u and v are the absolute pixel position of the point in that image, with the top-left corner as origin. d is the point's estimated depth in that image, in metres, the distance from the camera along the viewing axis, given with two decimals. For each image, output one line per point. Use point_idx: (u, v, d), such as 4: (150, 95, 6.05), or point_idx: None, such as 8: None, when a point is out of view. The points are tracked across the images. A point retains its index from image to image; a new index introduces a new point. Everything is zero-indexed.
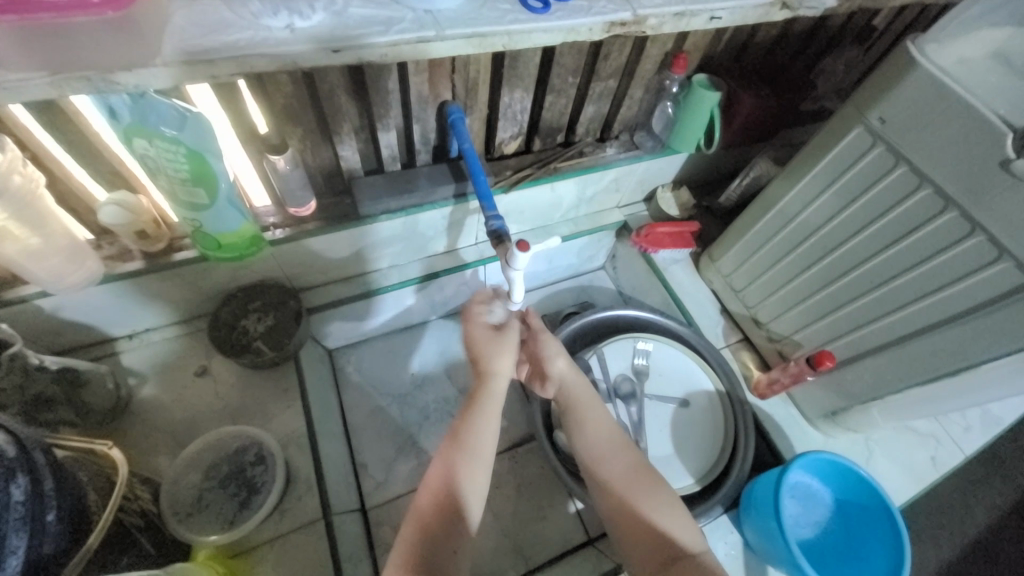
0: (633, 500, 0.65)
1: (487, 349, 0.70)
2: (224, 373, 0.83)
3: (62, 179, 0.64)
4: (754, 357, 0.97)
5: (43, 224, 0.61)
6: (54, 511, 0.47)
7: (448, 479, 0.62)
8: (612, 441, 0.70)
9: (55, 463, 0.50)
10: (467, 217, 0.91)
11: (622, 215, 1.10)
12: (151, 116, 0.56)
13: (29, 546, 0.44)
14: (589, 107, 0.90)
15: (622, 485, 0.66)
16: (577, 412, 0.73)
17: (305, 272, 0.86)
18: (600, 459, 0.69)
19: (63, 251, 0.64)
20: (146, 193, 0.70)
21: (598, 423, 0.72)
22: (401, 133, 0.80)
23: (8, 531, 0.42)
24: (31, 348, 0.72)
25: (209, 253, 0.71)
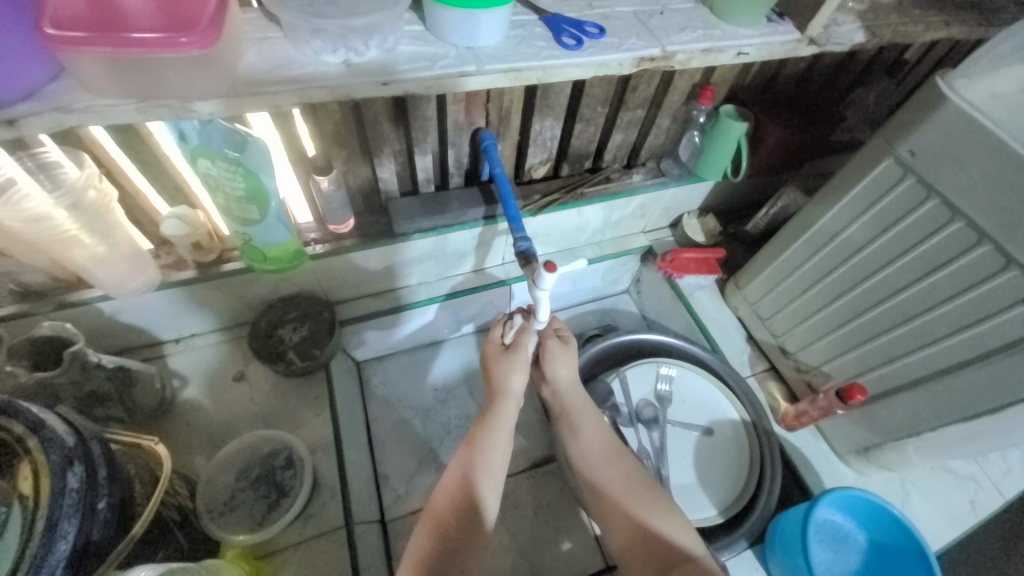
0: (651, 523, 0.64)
1: (499, 366, 0.72)
2: (259, 378, 0.87)
3: (131, 194, 0.70)
4: (782, 387, 0.95)
5: (112, 235, 0.67)
6: (105, 500, 0.50)
7: (466, 489, 0.63)
8: (628, 461, 0.71)
9: (108, 454, 0.54)
10: (495, 238, 0.94)
11: (647, 240, 1.11)
12: (215, 140, 0.62)
13: (79, 531, 0.47)
14: (616, 136, 0.93)
15: (641, 507, 0.65)
16: (590, 428, 0.73)
17: (340, 286, 0.90)
18: (615, 482, 0.69)
19: (126, 259, 0.70)
20: (202, 209, 0.76)
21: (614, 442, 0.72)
22: (437, 157, 0.84)
23: (61, 518, 0.46)
24: (90, 347, 0.78)
25: (255, 265, 0.76)
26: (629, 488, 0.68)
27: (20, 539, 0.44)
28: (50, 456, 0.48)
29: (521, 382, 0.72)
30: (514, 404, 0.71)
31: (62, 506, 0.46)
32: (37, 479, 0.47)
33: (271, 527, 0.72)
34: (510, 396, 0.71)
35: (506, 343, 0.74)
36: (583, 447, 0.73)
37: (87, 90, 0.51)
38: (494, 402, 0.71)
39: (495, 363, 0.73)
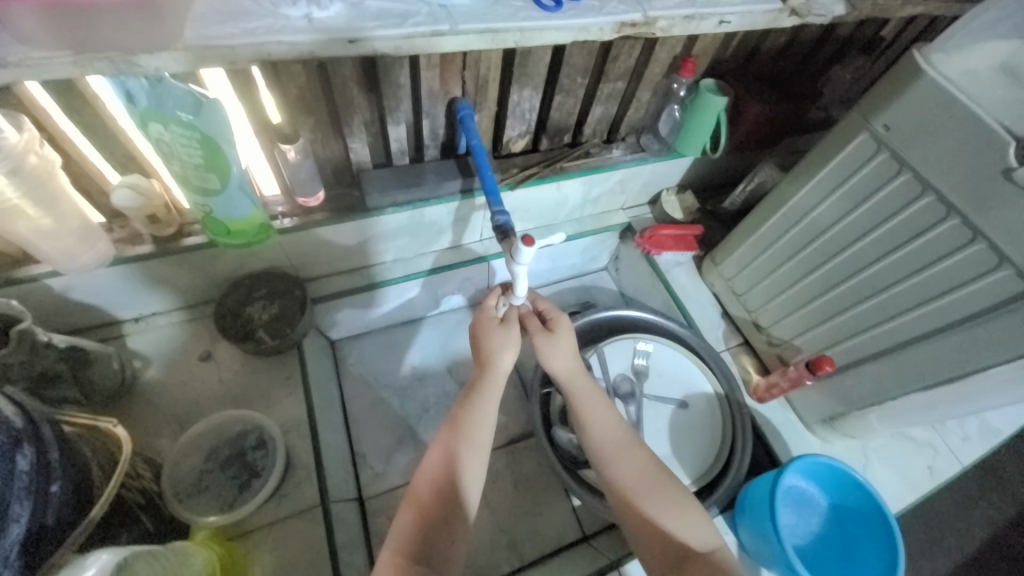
0: (639, 503, 0.65)
1: (490, 344, 0.71)
2: (228, 358, 0.84)
3: (78, 162, 0.65)
4: (754, 361, 0.98)
5: (57, 205, 0.62)
6: (59, 482, 0.48)
7: (447, 471, 0.63)
8: (638, 447, 0.70)
9: (58, 436, 0.50)
10: (472, 213, 0.91)
11: (626, 217, 1.11)
12: (167, 103, 0.57)
13: (32, 514, 0.44)
14: (596, 108, 0.91)
15: (634, 491, 0.66)
16: (589, 411, 0.72)
17: (310, 262, 0.87)
18: (624, 475, 0.67)
19: (75, 232, 0.65)
20: (158, 178, 0.71)
21: (613, 424, 0.71)
22: (411, 127, 0.81)
23: (13, 500, 0.43)
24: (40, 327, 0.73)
25: (219, 239, 0.72)
26: (631, 469, 0.68)
27: None
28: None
29: (507, 364, 0.71)
30: (496, 385, 0.70)
31: (12, 489, 0.43)
32: None
33: (245, 508, 0.70)
34: (493, 379, 0.70)
35: (499, 320, 0.74)
36: (591, 432, 0.71)
37: (22, 42, 0.46)
38: (479, 382, 0.70)
39: (488, 333, 0.72)
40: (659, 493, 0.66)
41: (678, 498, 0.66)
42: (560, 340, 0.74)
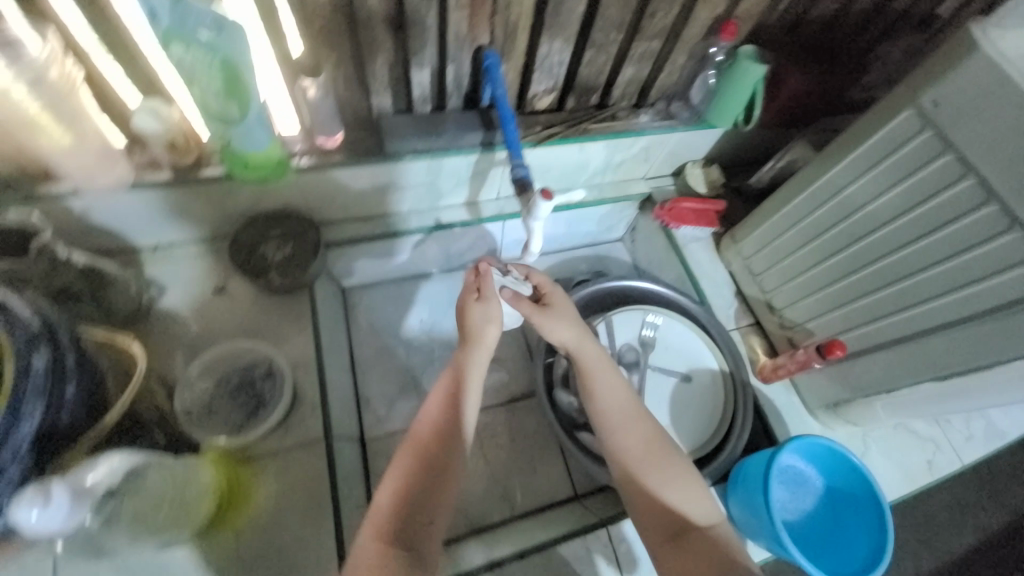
0: (641, 474, 0.66)
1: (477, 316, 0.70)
2: (241, 293, 0.84)
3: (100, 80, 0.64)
4: (763, 342, 0.96)
5: (79, 122, 0.63)
6: (74, 388, 0.50)
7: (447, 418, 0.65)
8: (643, 420, 0.70)
9: (78, 344, 0.53)
10: (491, 169, 0.89)
11: (647, 188, 1.08)
12: (189, 21, 0.56)
13: (43, 416, 0.47)
14: (627, 69, 0.89)
15: (638, 465, 0.67)
16: (597, 382, 0.71)
17: (326, 206, 0.86)
18: (629, 447, 0.68)
19: (95, 152, 0.67)
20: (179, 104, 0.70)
21: (619, 395, 0.71)
22: (435, 74, 0.78)
23: (26, 396, 0.46)
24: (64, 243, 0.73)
25: (236, 171, 0.72)
26: (631, 437, 0.68)
27: None
28: (15, 335, 0.48)
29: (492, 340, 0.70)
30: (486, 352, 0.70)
31: (27, 386, 0.46)
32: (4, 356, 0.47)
33: (254, 435, 0.72)
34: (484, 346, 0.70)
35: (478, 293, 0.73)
36: (598, 402, 0.71)
37: None
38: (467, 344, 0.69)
39: (469, 308, 0.71)
40: (661, 467, 0.66)
41: (679, 468, 0.67)
42: (558, 311, 0.75)
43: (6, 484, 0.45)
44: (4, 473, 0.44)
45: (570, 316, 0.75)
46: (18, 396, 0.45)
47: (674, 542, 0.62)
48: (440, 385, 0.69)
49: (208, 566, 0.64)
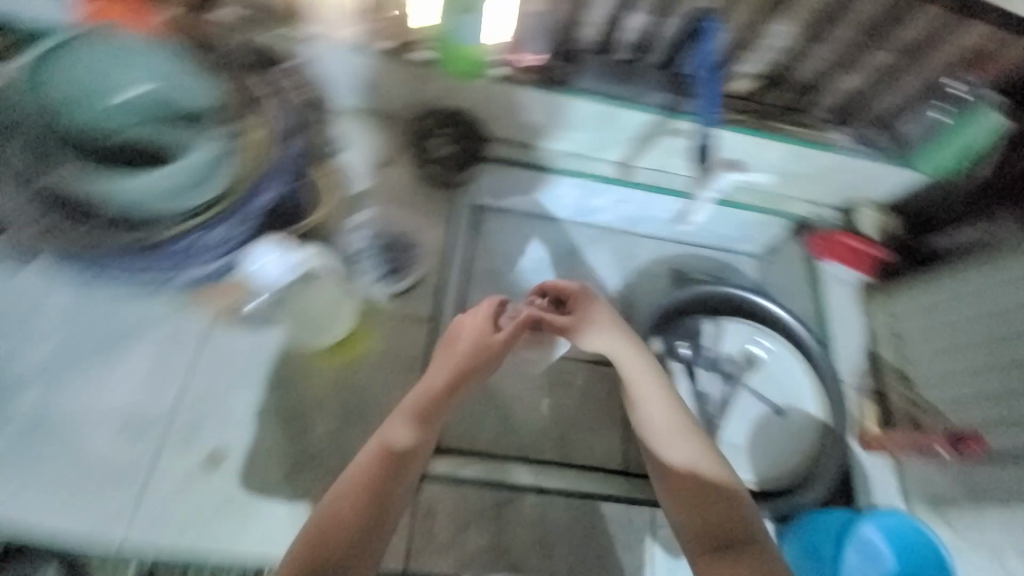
0: (694, 491, 0.59)
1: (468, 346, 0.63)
2: (399, 172, 0.89)
3: None
4: (878, 411, 0.89)
5: None
6: (298, 185, 0.75)
7: (471, 348, 0.63)
8: (698, 436, 0.62)
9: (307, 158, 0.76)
10: (660, 136, 0.87)
11: (806, 211, 0.99)
12: None
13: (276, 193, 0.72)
14: (842, 76, 0.83)
15: (694, 487, 0.59)
16: (646, 389, 0.64)
17: (496, 121, 0.89)
18: (686, 461, 0.60)
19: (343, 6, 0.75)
20: None
21: (671, 407, 0.62)
22: (649, 22, 0.79)
23: (271, 173, 0.71)
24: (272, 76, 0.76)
25: (446, 62, 0.79)
26: (675, 437, 0.61)
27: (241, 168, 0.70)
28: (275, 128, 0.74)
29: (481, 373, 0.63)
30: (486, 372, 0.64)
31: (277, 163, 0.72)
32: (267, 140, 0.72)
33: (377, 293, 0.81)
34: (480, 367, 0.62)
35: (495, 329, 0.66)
36: (648, 413, 0.63)
37: None
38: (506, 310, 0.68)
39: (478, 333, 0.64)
40: (714, 494, 0.59)
41: (724, 481, 0.59)
42: (584, 313, 0.68)
43: (243, 235, 0.69)
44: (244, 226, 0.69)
45: (599, 328, 0.66)
46: (266, 171, 0.71)
47: (715, 556, 0.56)
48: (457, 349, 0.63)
49: (321, 375, 0.75)
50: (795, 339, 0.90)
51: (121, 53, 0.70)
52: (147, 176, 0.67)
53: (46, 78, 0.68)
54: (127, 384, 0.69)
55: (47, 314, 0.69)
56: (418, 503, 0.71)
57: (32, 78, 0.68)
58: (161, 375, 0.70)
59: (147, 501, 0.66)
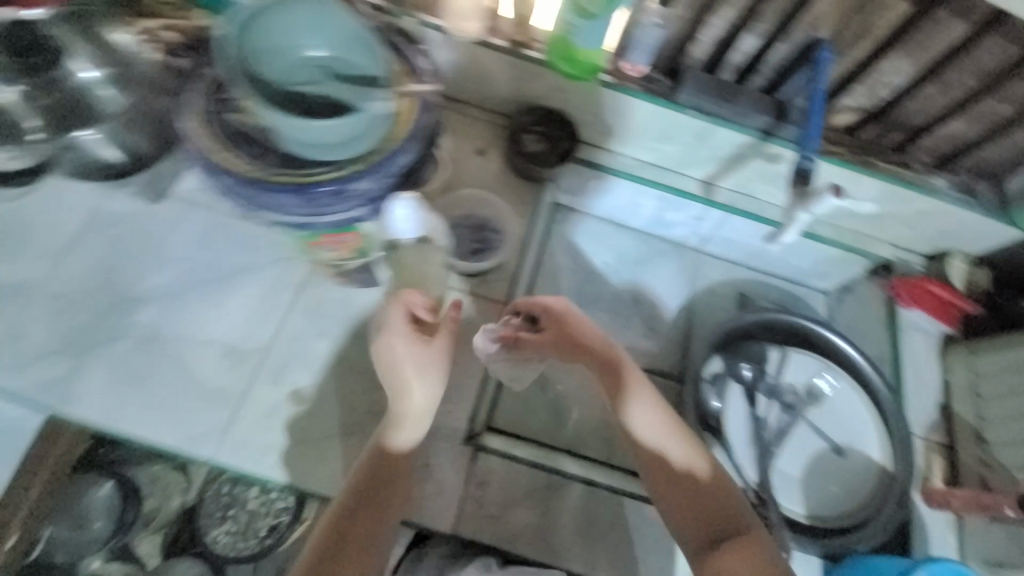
0: (686, 490, 0.63)
1: (404, 352, 0.59)
2: (493, 161, 0.94)
3: None
4: (944, 466, 0.89)
5: None
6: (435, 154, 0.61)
7: (422, 392, 0.59)
8: (687, 437, 0.65)
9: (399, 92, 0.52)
10: (750, 159, 0.89)
11: (891, 254, 0.98)
12: None
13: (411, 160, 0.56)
14: (953, 123, 0.82)
15: (688, 486, 0.63)
16: (634, 398, 0.66)
17: (592, 125, 0.92)
18: (674, 459, 0.64)
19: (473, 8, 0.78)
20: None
21: (656, 413, 0.65)
22: (762, 45, 0.79)
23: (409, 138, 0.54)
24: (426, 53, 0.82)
25: (558, 62, 0.81)
26: (655, 441, 0.65)
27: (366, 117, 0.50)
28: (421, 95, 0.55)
29: (432, 398, 0.60)
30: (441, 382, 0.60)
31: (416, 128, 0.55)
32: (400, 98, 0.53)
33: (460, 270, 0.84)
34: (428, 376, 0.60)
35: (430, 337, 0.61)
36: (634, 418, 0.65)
37: None
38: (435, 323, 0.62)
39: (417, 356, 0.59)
40: (705, 492, 0.62)
41: (708, 481, 0.63)
42: (561, 331, 0.69)
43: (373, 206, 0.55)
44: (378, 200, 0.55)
45: (574, 345, 0.68)
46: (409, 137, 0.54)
47: (710, 553, 0.60)
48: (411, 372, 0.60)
49: None
50: (862, 378, 0.89)
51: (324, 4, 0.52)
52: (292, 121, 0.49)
53: (263, 45, 0.50)
54: (235, 317, 0.75)
55: (178, 242, 0.77)
56: (473, 470, 0.74)
57: (242, 46, 0.50)
58: (261, 314, 0.76)
59: (236, 426, 0.71)
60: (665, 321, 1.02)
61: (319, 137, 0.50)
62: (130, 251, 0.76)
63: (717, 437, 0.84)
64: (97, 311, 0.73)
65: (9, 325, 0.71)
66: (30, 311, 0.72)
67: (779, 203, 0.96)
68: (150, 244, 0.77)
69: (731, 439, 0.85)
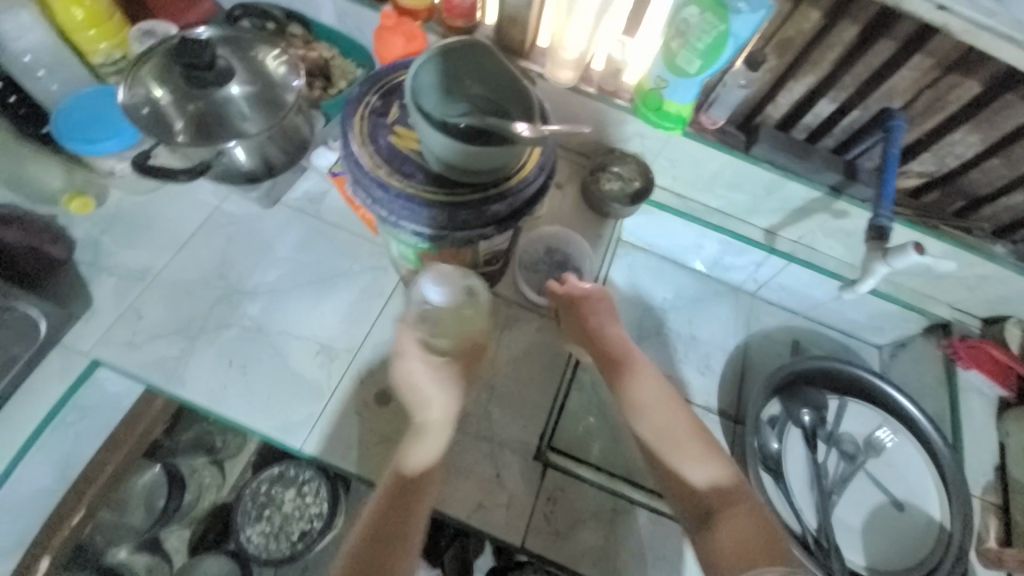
0: (682, 458, 0.72)
1: (428, 381, 0.71)
2: (570, 193, 1.00)
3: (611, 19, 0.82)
4: (1001, 529, 0.89)
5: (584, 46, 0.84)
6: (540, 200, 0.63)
7: (444, 419, 0.71)
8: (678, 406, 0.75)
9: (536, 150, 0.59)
10: (818, 212, 0.94)
11: (950, 315, 1.00)
12: None
13: (526, 195, 0.60)
14: (1016, 195, 0.86)
15: (684, 448, 0.72)
16: (637, 372, 0.76)
17: (667, 168, 0.98)
18: (671, 430, 0.73)
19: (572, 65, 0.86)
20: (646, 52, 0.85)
21: (658, 387, 0.75)
22: (837, 110, 0.86)
23: (530, 180, 0.59)
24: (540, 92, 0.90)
25: (647, 112, 0.87)
26: (662, 418, 0.74)
27: (504, 156, 0.55)
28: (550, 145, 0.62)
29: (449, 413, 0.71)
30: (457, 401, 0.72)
31: (536, 175, 0.60)
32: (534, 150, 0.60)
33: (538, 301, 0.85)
34: (447, 393, 0.71)
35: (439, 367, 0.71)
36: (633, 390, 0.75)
37: None
38: (459, 357, 0.72)
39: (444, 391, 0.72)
40: (701, 457, 0.71)
41: (701, 448, 0.72)
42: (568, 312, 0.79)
43: (476, 230, 0.58)
44: (483, 226, 0.58)
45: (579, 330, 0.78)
46: (532, 179, 0.59)
47: (708, 524, 0.68)
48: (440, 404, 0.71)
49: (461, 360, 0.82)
50: (920, 434, 0.90)
51: (487, 55, 0.59)
52: (436, 141, 0.54)
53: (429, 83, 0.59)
54: (329, 319, 0.81)
55: (283, 245, 0.85)
56: (543, 486, 0.77)
57: (416, 83, 0.58)
58: (356, 317, 0.82)
59: (321, 421, 0.75)
60: (722, 360, 1.04)
61: (478, 159, 0.54)
62: (239, 250, 0.84)
63: (776, 478, 0.87)
64: (206, 301, 0.80)
65: (131, 306, 0.78)
66: (150, 296, 0.79)
67: (840, 257, 1.00)
68: (256, 245, 0.85)
69: (792, 483, 0.87)
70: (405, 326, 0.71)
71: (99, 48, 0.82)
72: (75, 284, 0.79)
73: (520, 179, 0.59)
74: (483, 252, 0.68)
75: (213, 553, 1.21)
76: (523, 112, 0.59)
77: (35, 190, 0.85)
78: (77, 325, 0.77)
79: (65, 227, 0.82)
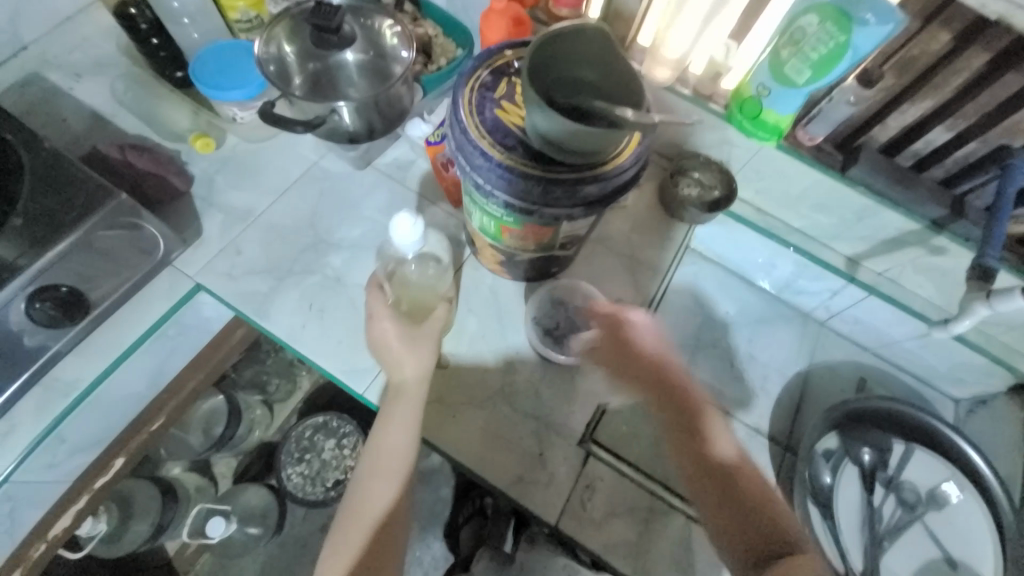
0: (742, 502, 0.66)
1: (397, 338, 0.74)
2: (646, 193, 1.00)
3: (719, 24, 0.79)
4: None
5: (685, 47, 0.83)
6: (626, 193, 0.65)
7: (421, 379, 0.73)
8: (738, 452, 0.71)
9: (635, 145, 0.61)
10: (913, 245, 0.89)
11: None
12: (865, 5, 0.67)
13: (616, 185, 0.61)
14: None
15: (743, 490, 0.67)
16: (703, 416, 0.73)
17: (753, 180, 0.96)
18: (736, 474, 0.69)
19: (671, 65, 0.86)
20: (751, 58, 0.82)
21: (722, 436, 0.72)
22: (950, 141, 0.81)
23: (623, 172, 0.61)
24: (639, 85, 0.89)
25: (740, 118, 0.84)
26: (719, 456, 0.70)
27: (604, 144, 0.57)
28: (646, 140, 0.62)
29: (419, 373, 0.73)
30: (428, 360, 0.75)
31: (630, 168, 0.61)
32: (631, 144, 0.61)
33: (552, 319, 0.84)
34: (417, 354, 0.74)
35: (415, 329, 0.76)
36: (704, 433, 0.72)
37: None
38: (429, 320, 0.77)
39: (426, 359, 0.74)
40: (759, 506, 0.66)
41: (756, 492, 0.67)
42: (618, 350, 0.77)
43: (563, 210, 0.61)
44: (568, 207, 0.61)
45: (625, 356, 0.77)
46: (626, 170, 0.61)
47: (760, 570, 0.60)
48: (413, 364, 0.74)
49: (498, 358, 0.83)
50: (990, 496, 0.83)
51: (603, 41, 0.59)
52: (543, 120, 0.56)
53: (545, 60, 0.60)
54: None
55: (369, 205, 0.91)
56: (583, 473, 0.78)
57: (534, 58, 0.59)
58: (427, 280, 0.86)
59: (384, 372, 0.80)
60: (779, 385, 1.00)
61: (581, 140, 0.56)
62: (330, 205, 0.90)
63: (824, 513, 0.84)
64: (297, 246, 0.87)
65: (233, 242, 0.86)
66: (249, 236, 0.87)
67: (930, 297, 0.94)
68: (347, 203, 0.91)
69: (841, 522, 0.84)
70: (375, 287, 0.78)
71: (236, 6, 0.89)
72: (190, 213, 0.88)
73: (616, 169, 0.60)
74: (560, 234, 0.71)
75: (255, 483, 1.31)
76: (626, 103, 0.60)
77: (165, 126, 0.94)
78: (187, 251, 0.86)
79: (185, 163, 0.91)
